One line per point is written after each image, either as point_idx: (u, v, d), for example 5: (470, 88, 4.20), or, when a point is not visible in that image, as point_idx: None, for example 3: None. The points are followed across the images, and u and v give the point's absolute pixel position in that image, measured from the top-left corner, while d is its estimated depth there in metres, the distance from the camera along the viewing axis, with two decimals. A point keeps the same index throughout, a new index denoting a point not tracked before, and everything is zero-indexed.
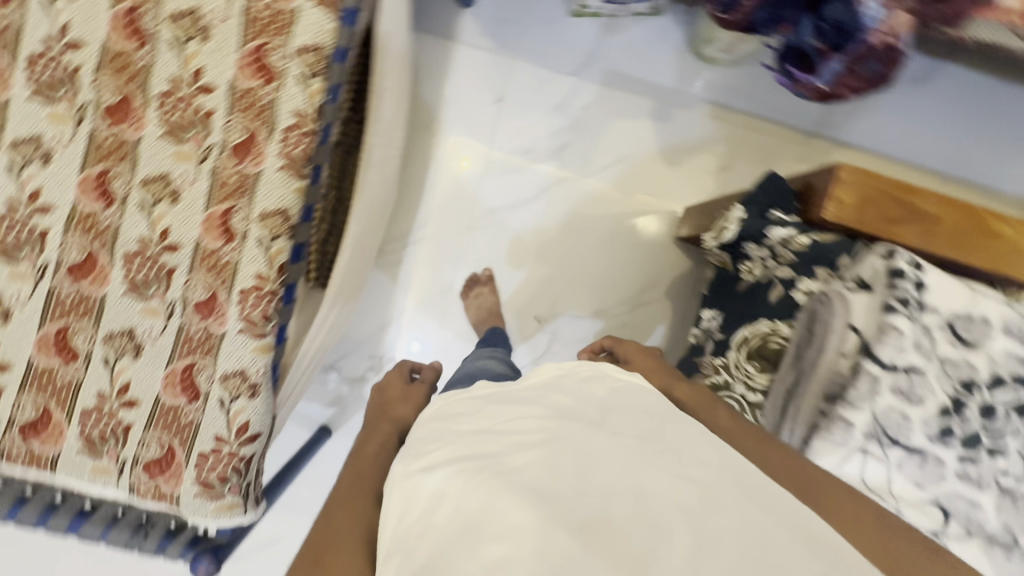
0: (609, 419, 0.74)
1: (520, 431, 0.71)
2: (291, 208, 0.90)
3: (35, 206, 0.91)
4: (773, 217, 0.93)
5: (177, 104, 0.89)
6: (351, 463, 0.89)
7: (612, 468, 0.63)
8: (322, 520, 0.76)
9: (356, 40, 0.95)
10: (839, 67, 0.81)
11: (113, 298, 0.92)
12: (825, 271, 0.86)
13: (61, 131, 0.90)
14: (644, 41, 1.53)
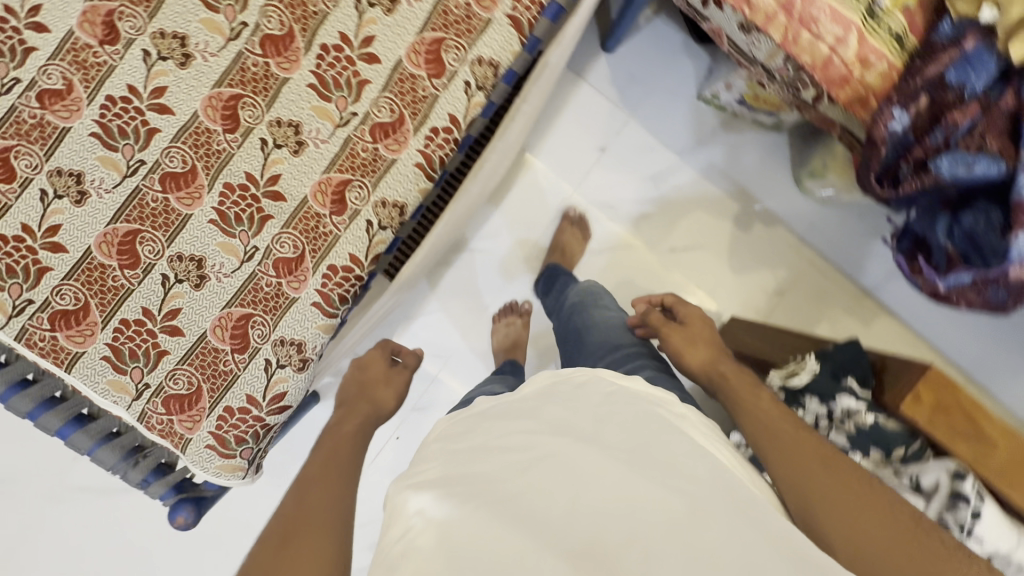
0: (595, 426, 0.65)
1: (508, 444, 0.64)
2: (408, 203, 1.01)
3: (157, 102, 0.91)
4: (847, 384, 1.00)
5: (335, 63, 0.96)
6: (331, 441, 0.77)
7: (592, 483, 0.57)
8: (301, 484, 0.68)
9: (523, 68, 1.08)
10: (966, 279, 0.91)
11: (197, 221, 0.93)
12: (881, 457, 0.95)
13: (211, 40, 0.92)
14: (755, 151, 1.55)
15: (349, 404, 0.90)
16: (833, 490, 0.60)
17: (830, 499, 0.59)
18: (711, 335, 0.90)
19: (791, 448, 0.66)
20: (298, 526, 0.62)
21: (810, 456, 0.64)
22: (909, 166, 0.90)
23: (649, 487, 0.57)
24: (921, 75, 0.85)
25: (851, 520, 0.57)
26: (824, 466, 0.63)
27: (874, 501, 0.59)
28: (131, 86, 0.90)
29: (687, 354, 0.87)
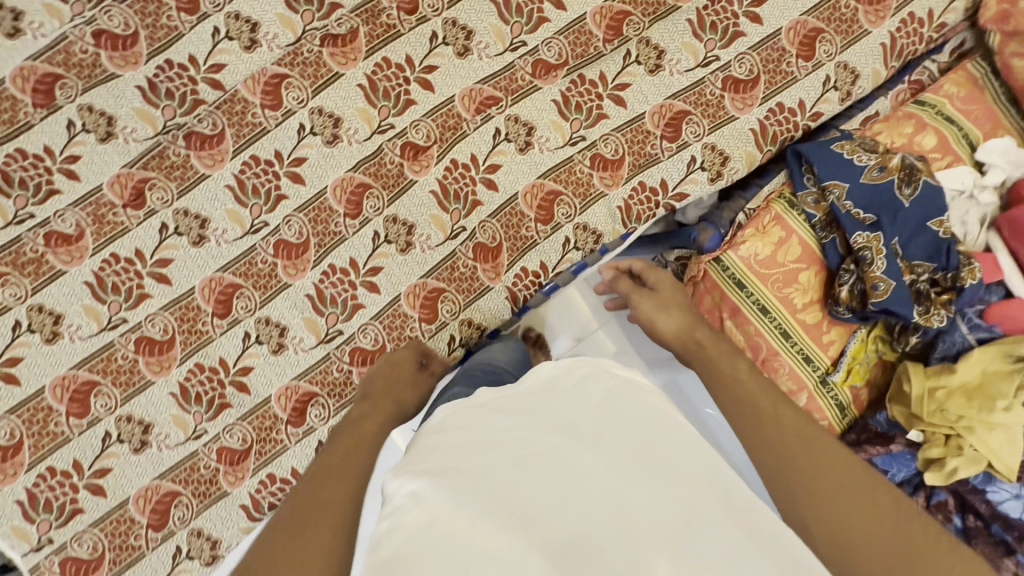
0: (593, 422, 0.54)
1: (504, 440, 0.53)
2: (290, 327, 0.94)
3: (65, 167, 0.89)
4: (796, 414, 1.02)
5: (259, 173, 0.93)
6: (348, 438, 0.78)
7: (602, 480, 0.49)
8: (316, 478, 0.70)
9: (452, 225, 0.95)
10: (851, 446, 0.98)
11: (69, 279, 0.90)
12: None
13: (139, 128, 0.90)
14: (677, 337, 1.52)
15: (372, 400, 0.85)
16: (855, 498, 0.63)
17: (820, 500, 0.62)
18: (683, 301, 0.89)
19: (772, 422, 0.71)
20: (310, 512, 0.65)
21: (794, 445, 0.68)
22: (858, 439, 0.94)
23: (682, 487, 0.49)
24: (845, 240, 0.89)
25: (842, 516, 0.61)
26: (803, 446, 0.68)
27: (839, 490, 0.63)
28: (46, 146, 0.89)
29: (659, 322, 0.87)
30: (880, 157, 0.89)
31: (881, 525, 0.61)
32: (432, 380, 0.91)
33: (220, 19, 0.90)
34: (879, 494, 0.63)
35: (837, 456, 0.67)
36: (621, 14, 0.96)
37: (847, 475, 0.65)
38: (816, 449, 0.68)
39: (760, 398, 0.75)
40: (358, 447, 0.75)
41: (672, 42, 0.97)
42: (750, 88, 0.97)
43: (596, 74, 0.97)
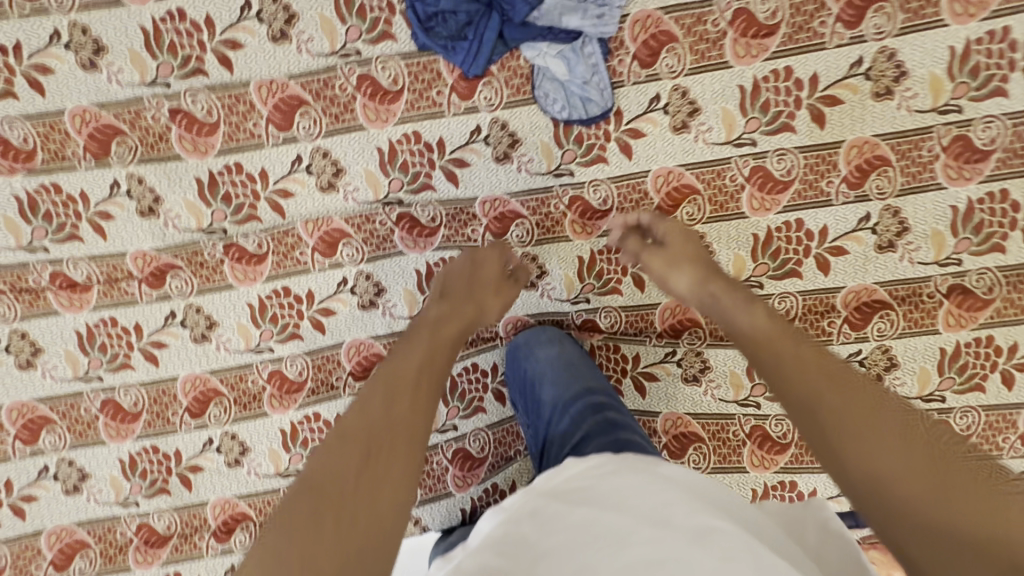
0: (543, 554, 0.45)
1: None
2: (252, 450, 0.95)
3: (95, 220, 0.84)
4: None
5: (283, 304, 0.89)
6: (425, 346, 0.70)
7: (607, 555, 0.44)
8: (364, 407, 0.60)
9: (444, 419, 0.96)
10: None
11: (62, 321, 0.88)
12: None
13: (183, 216, 0.85)
14: None
15: (449, 302, 0.77)
16: (908, 448, 0.48)
17: (866, 453, 0.48)
18: (697, 253, 0.77)
19: (800, 369, 0.56)
20: (374, 448, 0.56)
21: (826, 392, 0.53)
22: None
23: (689, 550, 0.44)
24: None
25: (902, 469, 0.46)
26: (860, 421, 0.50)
27: (883, 446, 0.48)
28: (82, 191, 0.83)
29: (672, 281, 0.76)
30: None
31: (947, 481, 0.45)
32: (517, 290, 0.83)
33: (304, 148, 0.82)
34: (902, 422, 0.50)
35: (870, 388, 0.53)
36: (687, 318, 0.90)
37: (891, 420, 0.50)
38: (849, 392, 0.53)
39: (778, 343, 0.60)
40: (425, 386, 0.64)
41: (723, 364, 0.91)
42: (777, 452, 0.92)
43: (631, 352, 0.92)
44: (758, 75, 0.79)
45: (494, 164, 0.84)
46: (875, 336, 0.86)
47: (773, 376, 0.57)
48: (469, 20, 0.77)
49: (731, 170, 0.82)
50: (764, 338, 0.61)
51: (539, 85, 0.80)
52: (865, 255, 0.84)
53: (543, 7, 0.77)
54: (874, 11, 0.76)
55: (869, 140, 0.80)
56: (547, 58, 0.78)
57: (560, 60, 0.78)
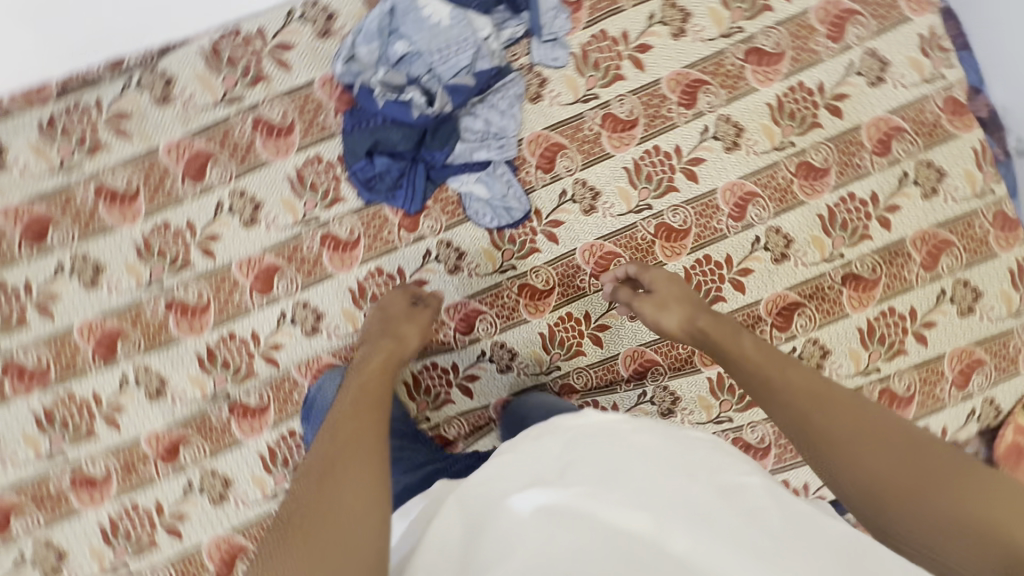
0: (570, 466, 0.54)
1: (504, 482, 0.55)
2: None
3: (109, 415, 0.93)
4: None
5: (291, 445, 0.96)
6: (360, 378, 0.76)
7: (637, 471, 0.52)
8: (323, 440, 0.64)
9: None
10: None
11: (85, 520, 0.93)
12: None
13: (189, 390, 0.95)
14: None
15: (374, 340, 0.84)
16: (890, 446, 0.56)
17: (854, 462, 0.56)
18: (680, 294, 0.88)
19: (792, 394, 0.65)
20: (326, 471, 0.59)
21: (815, 410, 0.62)
22: None
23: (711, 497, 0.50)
24: None
25: (885, 467, 0.55)
26: (850, 432, 0.59)
27: (865, 449, 0.57)
28: (95, 392, 0.93)
29: (663, 319, 0.85)
30: None
31: (928, 473, 0.53)
32: (428, 313, 0.91)
33: (286, 304, 0.95)
34: (882, 423, 0.59)
35: (853, 406, 0.61)
36: (647, 360, 1.03)
37: (875, 424, 0.59)
38: (835, 405, 0.62)
39: (766, 368, 0.69)
40: (361, 405, 0.69)
41: (689, 392, 1.02)
42: (760, 456, 1.01)
43: (609, 403, 1.03)
44: (636, 157, 1.00)
45: (449, 276, 0.99)
46: (802, 332, 1.00)
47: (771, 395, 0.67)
48: (401, 175, 0.95)
49: (640, 232, 1.00)
50: (754, 371, 0.70)
51: (468, 206, 0.98)
52: (768, 269, 1.00)
53: (455, 151, 0.96)
54: (703, 92, 1.00)
55: (736, 182, 1.00)
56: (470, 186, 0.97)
57: (481, 185, 0.97)
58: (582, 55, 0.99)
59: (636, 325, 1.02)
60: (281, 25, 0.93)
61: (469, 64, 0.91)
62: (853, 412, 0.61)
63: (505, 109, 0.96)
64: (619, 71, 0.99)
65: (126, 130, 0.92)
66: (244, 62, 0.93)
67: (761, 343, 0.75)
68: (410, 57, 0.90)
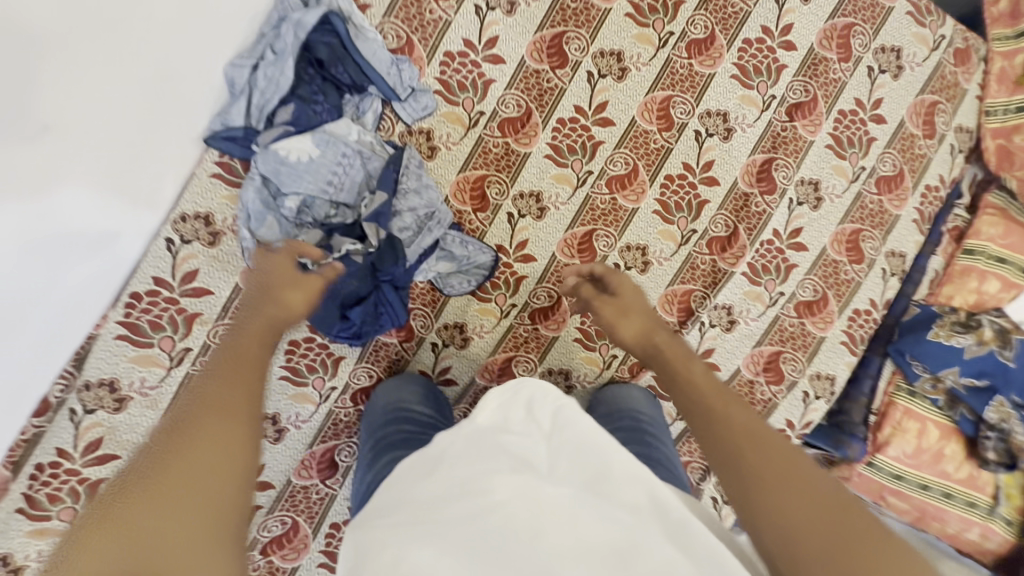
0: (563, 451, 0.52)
1: (471, 480, 0.51)
2: None
3: None
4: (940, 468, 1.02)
5: None
6: (230, 349, 0.59)
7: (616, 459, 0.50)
8: (188, 425, 0.49)
9: None
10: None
11: None
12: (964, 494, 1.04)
13: None
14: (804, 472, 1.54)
15: (254, 306, 0.67)
16: (815, 519, 0.44)
17: (779, 515, 0.45)
18: (644, 305, 0.81)
19: (718, 429, 0.54)
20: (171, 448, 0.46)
21: (743, 451, 0.51)
22: None
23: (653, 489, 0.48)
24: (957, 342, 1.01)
25: (812, 527, 0.44)
26: (783, 477, 0.47)
27: (782, 500, 0.46)
28: None
29: (619, 327, 0.79)
30: (972, 334, 1.00)
31: (860, 545, 0.42)
32: (319, 281, 0.72)
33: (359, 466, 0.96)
34: (800, 465, 0.48)
35: (789, 452, 0.50)
36: (685, 293, 1.01)
37: (802, 472, 0.48)
38: (772, 450, 0.50)
39: (713, 404, 0.58)
40: (234, 383, 0.53)
41: (735, 295, 1.02)
42: (823, 306, 1.02)
43: None
44: (549, 140, 0.98)
45: (463, 351, 1.00)
46: (786, 183, 1.01)
47: (704, 426, 0.56)
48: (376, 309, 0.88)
49: (597, 198, 1.00)
50: (696, 401, 0.59)
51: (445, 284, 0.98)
52: (724, 150, 1.00)
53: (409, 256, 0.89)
54: (567, 43, 0.96)
55: (648, 99, 0.99)
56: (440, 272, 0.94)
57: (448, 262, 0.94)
58: (443, 85, 0.93)
59: (652, 274, 1.01)
60: (169, 257, 0.81)
61: (369, 173, 0.85)
62: (795, 466, 0.48)
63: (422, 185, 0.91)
64: (484, 76, 0.94)
65: (107, 455, 0.79)
66: (163, 317, 0.81)
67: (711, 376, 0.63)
68: (308, 206, 0.82)
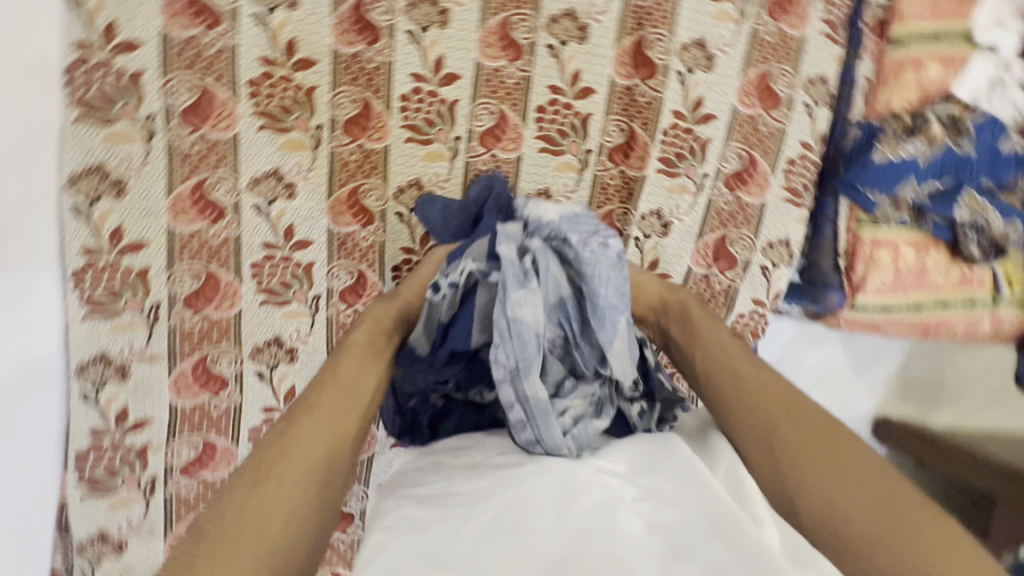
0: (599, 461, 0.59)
1: (480, 504, 0.55)
2: None
3: None
4: (925, 283, 0.96)
5: None
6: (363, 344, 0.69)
7: (668, 486, 0.55)
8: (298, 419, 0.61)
9: None
10: None
11: None
12: (955, 296, 0.98)
13: None
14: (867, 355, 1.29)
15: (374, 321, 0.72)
16: (845, 464, 0.54)
17: (812, 491, 0.53)
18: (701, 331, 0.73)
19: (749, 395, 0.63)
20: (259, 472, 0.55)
21: (771, 413, 0.60)
22: None
23: (672, 491, 0.54)
24: (906, 147, 0.90)
25: (862, 513, 0.51)
26: (828, 466, 0.54)
27: (806, 459, 0.55)
28: None
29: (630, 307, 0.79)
30: (919, 135, 0.89)
31: (894, 524, 0.49)
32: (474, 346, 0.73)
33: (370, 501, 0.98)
34: (803, 409, 0.59)
35: (816, 425, 0.58)
36: (607, 217, 0.96)
37: (805, 422, 0.59)
38: (818, 439, 0.57)
39: (738, 362, 0.67)
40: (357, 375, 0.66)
41: (659, 197, 0.95)
42: (753, 171, 0.94)
43: None
44: (402, 123, 0.89)
45: None
46: (666, 59, 0.90)
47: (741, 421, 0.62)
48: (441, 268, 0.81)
49: (478, 162, 0.92)
50: (764, 399, 0.62)
51: None
52: (586, 53, 0.90)
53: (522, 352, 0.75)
54: (370, 11, 0.84)
55: (483, 31, 0.87)
56: (586, 350, 0.68)
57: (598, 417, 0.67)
58: (266, 116, 0.83)
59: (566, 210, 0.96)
60: (93, 407, 0.82)
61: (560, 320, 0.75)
62: (791, 427, 0.58)
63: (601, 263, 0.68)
64: (302, 87, 0.84)
65: None
66: (116, 460, 0.84)
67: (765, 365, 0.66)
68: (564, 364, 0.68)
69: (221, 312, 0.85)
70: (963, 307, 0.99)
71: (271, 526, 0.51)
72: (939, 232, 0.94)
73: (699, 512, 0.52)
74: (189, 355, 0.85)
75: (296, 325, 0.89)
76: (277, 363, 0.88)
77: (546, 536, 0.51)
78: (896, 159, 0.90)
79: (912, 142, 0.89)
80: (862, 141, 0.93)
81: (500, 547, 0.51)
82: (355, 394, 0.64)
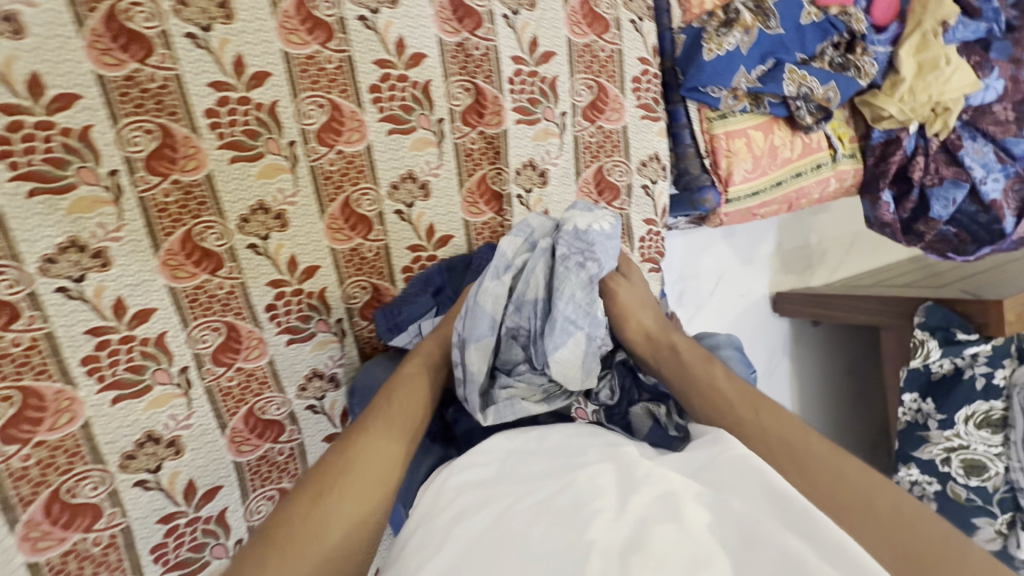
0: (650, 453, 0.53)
1: (550, 505, 0.45)
2: None
3: None
4: (778, 161, 1.04)
5: None
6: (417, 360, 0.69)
7: (726, 476, 0.46)
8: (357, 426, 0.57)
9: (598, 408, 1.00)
10: (898, 30, 1.03)
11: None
12: (801, 165, 1.08)
13: None
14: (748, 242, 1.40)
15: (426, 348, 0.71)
16: (856, 511, 0.45)
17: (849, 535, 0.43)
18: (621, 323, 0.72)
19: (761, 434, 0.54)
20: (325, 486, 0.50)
21: (783, 458, 0.51)
22: (878, 159, 1.15)
23: (727, 476, 0.46)
24: (730, 40, 0.94)
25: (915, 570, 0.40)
26: (854, 514, 0.45)
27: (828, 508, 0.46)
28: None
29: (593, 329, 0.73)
30: (736, 27, 0.94)
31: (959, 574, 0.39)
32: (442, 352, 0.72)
33: None
34: (839, 464, 0.48)
35: (835, 467, 0.48)
36: (481, 182, 0.92)
37: (823, 465, 0.49)
38: (837, 481, 0.47)
39: (738, 408, 0.57)
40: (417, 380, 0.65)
41: (526, 147, 0.92)
42: (605, 97, 0.94)
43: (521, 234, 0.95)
44: (218, 143, 0.75)
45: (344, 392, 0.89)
46: (488, 6, 0.86)
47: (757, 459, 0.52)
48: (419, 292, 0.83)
49: (325, 162, 0.82)
50: (776, 441, 0.52)
51: (251, 360, 0.80)
52: (402, 16, 0.82)
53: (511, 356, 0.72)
54: (127, 18, 0.68)
55: (279, 15, 0.76)
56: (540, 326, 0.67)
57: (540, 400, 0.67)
58: (34, 178, 0.66)
59: (439, 187, 0.90)
60: None
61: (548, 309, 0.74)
62: (820, 466, 0.49)
63: (579, 244, 0.68)
64: (72, 130, 0.67)
65: None
66: None
67: (777, 407, 0.56)
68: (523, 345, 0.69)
69: (62, 430, 0.68)
70: (810, 174, 1.10)
71: (315, 550, 0.45)
72: (776, 110, 1.01)
73: (751, 480, 0.45)
74: (35, 497, 0.67)
75: (168, 410, 0.75)
76: (163, 462, 0.75)
77: (609, 528, 0.42)
78: (724, 53, 0.93)
79: (734, 33, 0.94)
80: (692, 43, 0.96)
81: (559, 535, 0.43)
82: (411, 412, 0.60)
